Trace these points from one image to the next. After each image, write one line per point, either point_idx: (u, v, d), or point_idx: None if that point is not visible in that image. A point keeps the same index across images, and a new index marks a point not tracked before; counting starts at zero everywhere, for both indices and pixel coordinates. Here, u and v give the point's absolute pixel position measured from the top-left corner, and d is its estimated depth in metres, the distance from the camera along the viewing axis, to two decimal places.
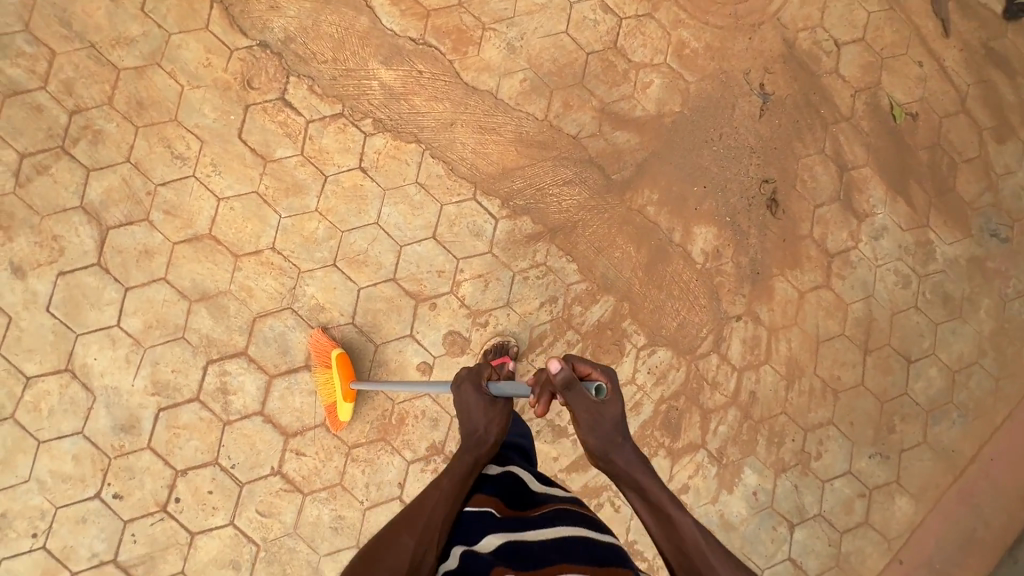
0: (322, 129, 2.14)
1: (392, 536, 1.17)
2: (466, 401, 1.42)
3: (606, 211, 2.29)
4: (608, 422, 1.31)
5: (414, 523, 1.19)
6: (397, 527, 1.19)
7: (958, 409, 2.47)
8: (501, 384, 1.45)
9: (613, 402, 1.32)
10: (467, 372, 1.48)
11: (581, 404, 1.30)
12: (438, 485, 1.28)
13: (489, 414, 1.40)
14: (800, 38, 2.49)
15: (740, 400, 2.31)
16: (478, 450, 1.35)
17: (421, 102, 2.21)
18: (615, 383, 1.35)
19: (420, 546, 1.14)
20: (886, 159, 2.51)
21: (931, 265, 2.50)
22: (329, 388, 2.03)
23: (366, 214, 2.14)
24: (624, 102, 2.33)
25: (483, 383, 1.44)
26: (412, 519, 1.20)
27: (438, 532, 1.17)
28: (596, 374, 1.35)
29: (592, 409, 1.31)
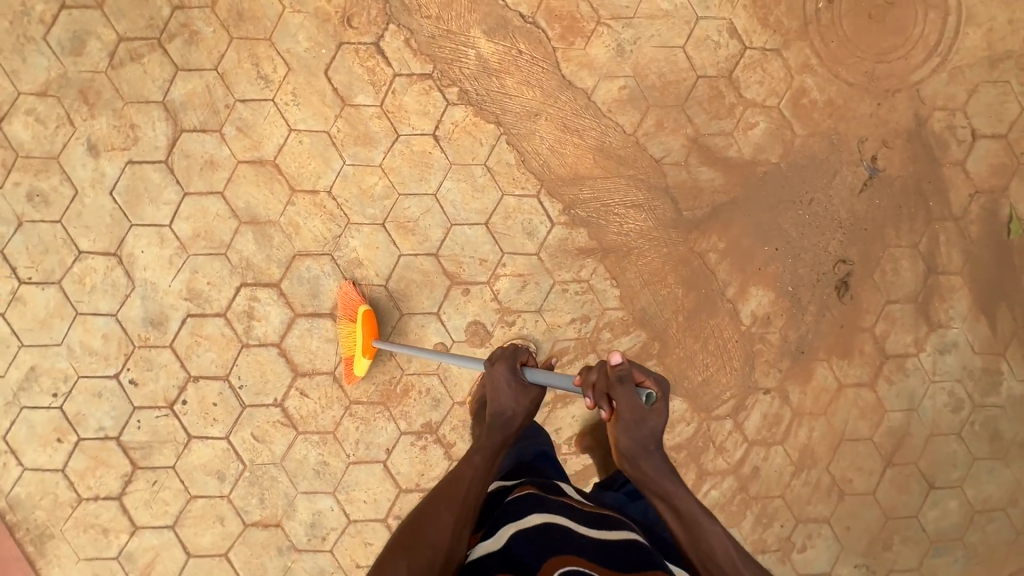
0: (408, 85, 2.09)
1: (433, 506, 1.30)
2: (498, 382, 1.53)
3: (667, 246, 2.18)
4: (651, 426, 1.37)
5: (453, 498, 1.32)
6: (435, 500, 1.32)
7: (966, 549, 2.33)
8: (540, 371, 1.54)
9: (659, 411, 1.38)
10: (507, 353, 1.58)
11: (629, 404, 1.36)
12: (469, 463, 1.42)
13: (519, 397, 1.52)
14: (934, 117, 2.25)
15: (740, 472, 2.24)
16: (506, 431, 1.49)
17: (512, 84, 2.12)
18: (664, 393, 1.41)
19: (457, 524, 1.26)
20: (984, 272, 2.29)
21: (991, 396, 2.32)
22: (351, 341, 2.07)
23: (427, 183, 2.11)
24: (720, 137, 2.18)
25: (518, 366, 1.52)
26: (449, 497, 1.33)
27: (470, 505, 1.31)
28: (649, 382, 1.40)
29: (637, 412, 1.36)
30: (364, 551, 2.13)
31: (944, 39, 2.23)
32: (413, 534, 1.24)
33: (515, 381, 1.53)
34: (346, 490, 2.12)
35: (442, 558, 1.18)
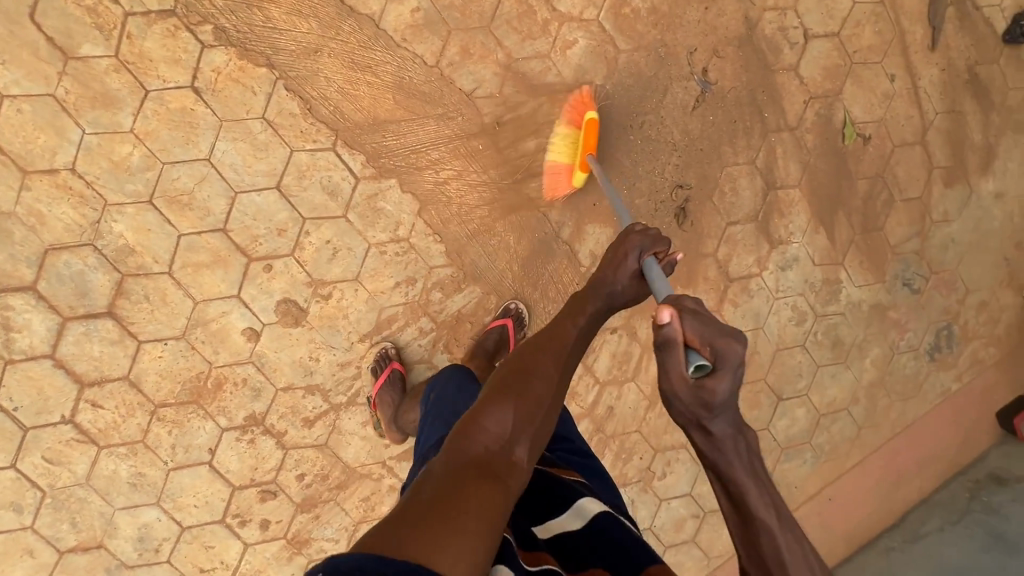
0: (146, 26, 1.71)
1: (527, 355, 1.08)
2: (624, 257, 1.21)
3: (493, 191, 2.00)
4: (694, 409, 0.88)
5: (560, 351, 1.10)
6: (539, 345, 1.10)
7: (813, 450, 2.47)
8: (657, 266, 1.17)
9: (714, 395, 0.86)
10: (625, 238, 1.23)
11: (663, 375, 0.88)
12: (574, 318, 1.16)
13: (629, 281, 1.21)
14: (765, 20, 2.12)
15: (595, 413, 2.22)
16: (607, 306, 1.20)
17: (280, 15, 1.78)
18: (736, 370, 0.85)
19: (561, 377, 1.08)
20: (820, 182, 2.26)
21: (832, 305, 2.37)
22: (570, 150, 1.99)
23: (196, 147, 1.79)
24: (537, 60, 1.96)
25: (644, 256, 1.20)
26: (557, 346, 1.11)
27: (568, 375, 1.11)
28: (706, 348, 0.86)
29: (683, 387, 0.87)
30: (205, 555, 2.00)
31: None
32: (514, 379, 1.03)
33: (633, 266, 1.21)
34: (172, 498, 1.95)
35: (540, 423, 1.01)
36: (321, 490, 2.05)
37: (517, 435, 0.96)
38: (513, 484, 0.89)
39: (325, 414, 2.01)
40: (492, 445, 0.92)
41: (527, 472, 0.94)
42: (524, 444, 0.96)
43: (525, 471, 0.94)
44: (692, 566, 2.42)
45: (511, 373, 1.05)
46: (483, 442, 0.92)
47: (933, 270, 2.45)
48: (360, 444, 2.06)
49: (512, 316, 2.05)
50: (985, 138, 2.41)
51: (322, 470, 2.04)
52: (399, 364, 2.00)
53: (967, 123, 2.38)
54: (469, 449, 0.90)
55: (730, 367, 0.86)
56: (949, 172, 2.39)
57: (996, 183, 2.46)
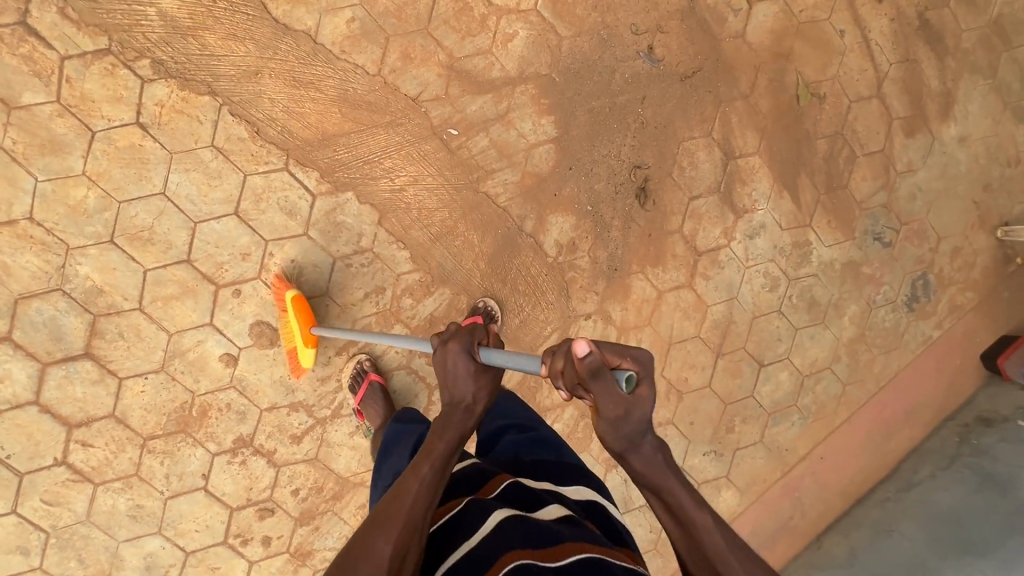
0: (84, 68, 1.71)
1: (366, 529, 1.00)
2: (451, 366, 1.10)
3: (451, 193, 2.02)
4: (639, 422, 0.95)
5: (396, 521, 0.99)
6: (376, 517, 1.01)
7: (800, 412, 2.50)
8: (500, 354, 1.12)
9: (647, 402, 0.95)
10: (444, 344, 1.12)
11: (604, 400, 0.92)
12: (418, 471, 1.06)
13: (476, 381, 1.11)
14: None
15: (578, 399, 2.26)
16: (461, 432, 1.09)
17: (215, 41, 1.78)
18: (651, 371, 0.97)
19: (399, 547, 0.96)
20: (779, 147, 2.27)
21: (804, 268, 2.38)
22: (291, 331, 1.89)
23: (150, 183, 1.81)
24: (479, 57, 1.96)
25: (476, 349, 1.13)
26: (387, 515, 1.00)
27: (419, 532, 1.00)
28: (625, 360, 0.95)
29: (620, 405, 0.93)
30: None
31: None
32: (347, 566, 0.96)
33: (471, 366, 1.10)
34: (173, 525, 2.00)
35: None
36: (317, 503, 2.10)
37: None
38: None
39: (312, 428, 2.05)
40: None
41: None
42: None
43: None
44: None
45: (349, 558, 0.97)
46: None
47: (903, 222, 2.46)
48: (350, 454, 2.10)
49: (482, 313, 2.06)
50: (942, 84, 2.40)
51: (316, 483, 2.09)
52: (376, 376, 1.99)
53: (923, 70, 2.37)
54: None
55: (647, 371, 0.96)
56: (909, 122, 2.38)
57: (959, 127, 2.45)
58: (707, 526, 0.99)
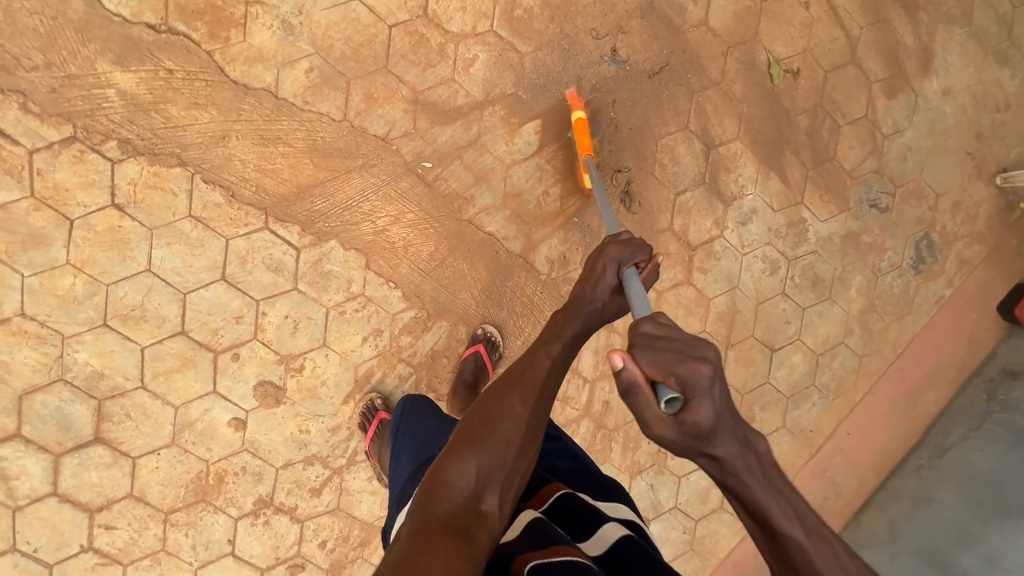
0: (53, 158, 1.72)
1: (501, 391, 1.10)
2: (602, 271, 1.24)
3: (435, 226, 2.00)
4: (684, 441, 0.86)
5: (530, 388, 1.11)
6: (509, 383, 1.12)
7: (820, 391, 2.45)
8: (636, 278, 1.20)
9: (700, 420, 0.83)
10: (608, 253, 1.25)
11: (646, 417, 0.87)
12: (547, 350, 1.17)
13: (613, 297, 1.25)
14: None
15: (593, 411, 2.24)
16: (586, 325, 1.22)
17: (179, 112, 1.78)
18: (708, 387, 0.83)
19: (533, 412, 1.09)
20: (759, 129, 2.23)
21: (802, 246, 2.34)
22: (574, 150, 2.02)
23: (134, 261, 1.81)
24: (443, 87, 1.94)
25: (624, 265, 1.24)
26: (521, 382, 1.12)
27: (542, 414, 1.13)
28: (670, 379, 0.85)
29: (663, 424, 0.86)
30: None
31: None
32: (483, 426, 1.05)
33: (614, 280, 1.24)
34: None
35: (510, 468, 1.03)
36: (345, 553, 2.10)
37: (485, 486, 0.98)
38: (482, 534, 0.90)
39: (329, 479, 2.04)
40: (458, 498, 0.95)
41: (500, 521, 0.96)
42: (493, 492, 0.98)
43: (498, 522, 0.95)
44: (727, 531, 2.44)
45: (481, 416, 1.07)
46: (449, 499, 0.95)
47: (897, 185, 2.41)
48: (372, 499, 2.10)
49: (484, 340, 2.05)
50: (918, 40, 2.34)
51: (342, 532, 2.08)
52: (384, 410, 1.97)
53: (896, 30, 2.32)
54: (435, 512, 0.93)
55: (700, 390, 0.83)
56: (890, 84, 2.33)
57: (942, 81, 2.39)
58: (803, 544, 0.88)
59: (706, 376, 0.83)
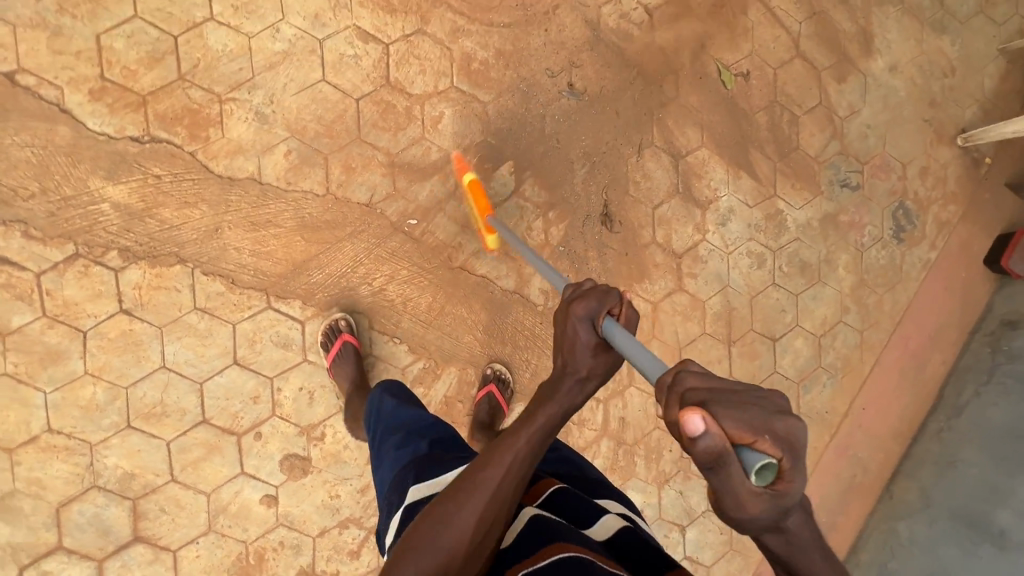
0: (59, 277, 1.80)
1: (451, 492, 0.98)
2: (576, 330, 1.07)
3: (429, 277, 2.08)
4: (769, 515, 0.75)
5: (486, 490, 0.97)
6: (464, 480, 0.99)
7: (828, 372, 2.49)
8: (619, 330, 1.03)
9: (785, 488, 0.73)
10: (587, 309, 1.07)
11: (727, 486, 0.73)
12: (512, 444, 1.00)
13: (596, 355, 1.08)
14: (603, 15, 2.18)
15: (611, 429, 2.28)
16: (564, 405, 1.05)
17: (171, 213, 1.87)
18: (801, 448, 0.72)
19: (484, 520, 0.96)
20: (721, 133, 2.32)
21: (784, 236, 2.42)
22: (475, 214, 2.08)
23: (149, 360, 1.88)
24: (415, 147, 2.04)
25: (602, 318, 1.07)
26: (478, 479, 0.98)
27: (503, 511, 0.99)
28: (764, 443, 0.70)
29: (751, 492, 0.73)
30: None
31: None
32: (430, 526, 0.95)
33: (591, 337, 1.07)
34: None
35: None
36: None
37: None
38: None
39: (366, 540, 2.08)
40: None
41: None
42: None
43: None
44: None
45: (429, 519, 0.96)
46: None
47: (863, 162, 2.49)
48: None
49: (494, 380, 2.11)
50: (855, 24, 2.45)
51: None
52: (346, 334, 1.95)
53: (833, 18, 2.43)
54: None
55: (795, 455, 0.72)
56: (837, 69, 2.43)
57: (886, 58, 2.49)
58: None
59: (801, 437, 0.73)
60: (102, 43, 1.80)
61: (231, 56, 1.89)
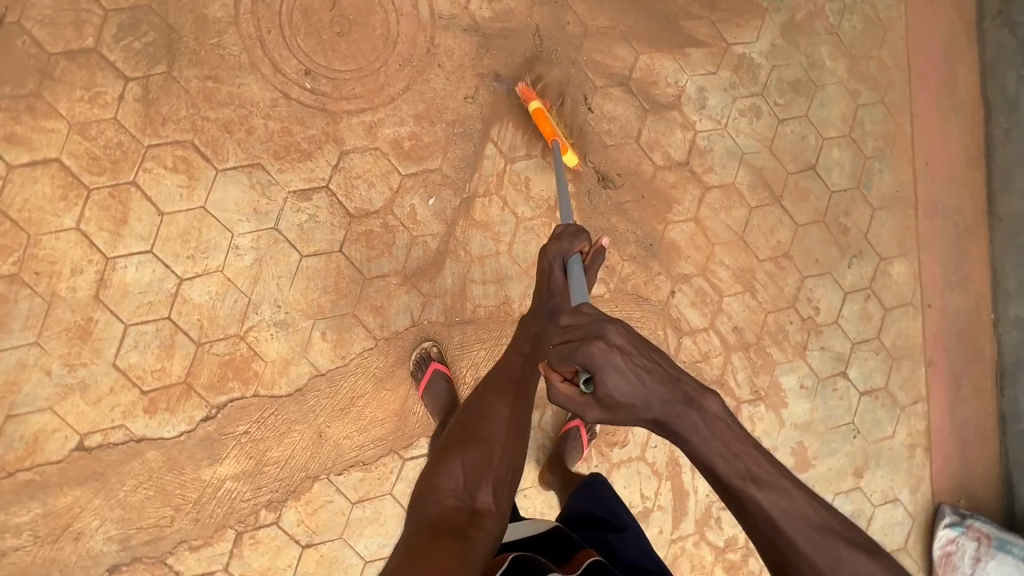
0: (241, 559, 1.92)
1: (483, 399, 1.50)
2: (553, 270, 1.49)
3: (505, 341, 2.12)
4: (611, 413, 0.98)
5: (505, 392, 1.50)
6: (488, 392, 1.51)
7: (876, 159, 2.46)
8: (576, 264, 1.42)
9: (609, 393, 0.95)
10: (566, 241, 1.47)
11: (574, 404, 1.03)
12: (515, 352, 1.60)
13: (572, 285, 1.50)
14: (476, 11, 2.06)
15: (733, 342, 2.33)
16: None
17: (279, 450, 1.95)
18: (604, 360, 0.94)
19: (508, 408, 1.46)
20: (647, 31, 2.21)
21: (761, 74, 2.32)
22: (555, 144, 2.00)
23: (353, 567, 2.00)
24: (415, 249, 2.04)
25: (568, 255, 1.46)
26: (498, 390, 1.51)
27: (522, 410, 1.48)
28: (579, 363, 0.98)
29: (585, 403, 1.01)
30: None
31: None
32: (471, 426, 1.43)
33: (564, 275, 1.48)
34: None
35: (494, 461, 1.36)
36: None
37: (476, 481, 1.31)
38: (478, 517, 1.22)
39: None
40: (451, 494, 1.28)
41: (494, 505, 1.27)
42: (484, 484, 1.31)
43: (490, 506, 1.27)
44: (906, 321, 2.51)
45: (470, 420, 1.45)
46: (444, 496, 1.27)
47: None
48: None
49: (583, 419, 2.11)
50: None
51: None
52: (438, 360, 2.00)
53: None
54: (435, 509, 1.24)
55: (605, 361, 0.94)
56: None
57: None
58: (757, 497, 0.96)
59: (601, 354, 0.94)
60: (121, 367, 1.84)
61: (220, 296, 1.90)
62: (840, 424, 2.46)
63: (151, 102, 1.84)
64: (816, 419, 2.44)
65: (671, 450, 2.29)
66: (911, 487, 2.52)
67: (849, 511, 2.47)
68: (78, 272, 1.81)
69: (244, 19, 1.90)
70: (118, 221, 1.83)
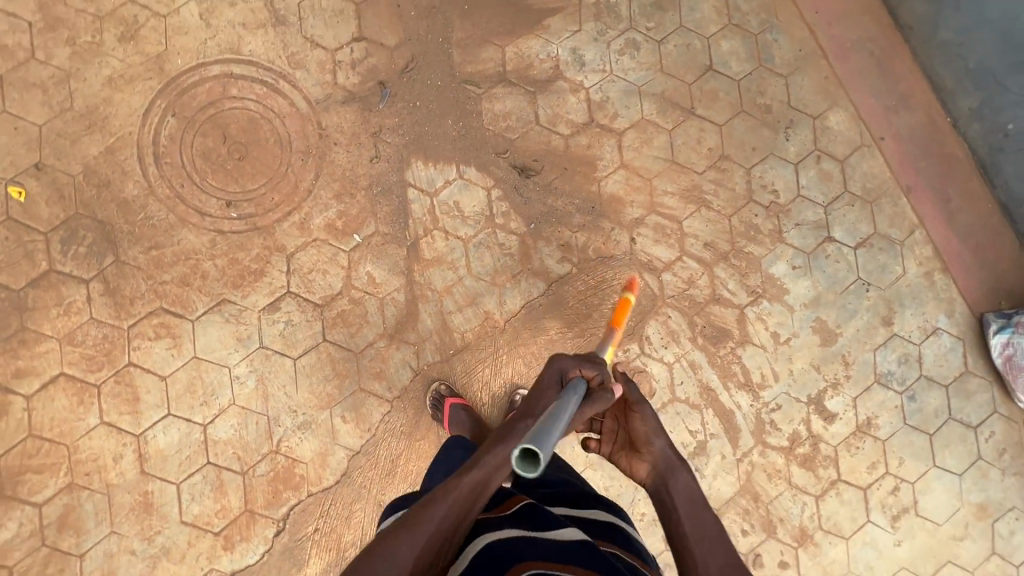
0: None
1: (397, 529, 1.09)
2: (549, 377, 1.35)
3: (502, 352, 2.22)
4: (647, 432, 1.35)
5: (428, 533, 1.08)
6: (408, 520, 1.10)
7: (765, 32, 2.47)
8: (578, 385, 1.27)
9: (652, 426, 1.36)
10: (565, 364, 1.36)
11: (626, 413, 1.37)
12: (461, 480, 1.17)
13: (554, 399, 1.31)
14: (346, 82, 2.20)
15: (710, 258, 2.37)
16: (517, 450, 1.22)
17: (349, 532, 2.09)
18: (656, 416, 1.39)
19: (428, 554, 1.07)
20: (501, 23, 2.30)
21: (622, 9, 2.38)
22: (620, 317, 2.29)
23: None
24: (387, 308, 2.17)
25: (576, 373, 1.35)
26: (420, 520, 1.09)
27: (444, 554, 1.10)
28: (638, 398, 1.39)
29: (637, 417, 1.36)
30: None
31: (266, 80, 2.16)
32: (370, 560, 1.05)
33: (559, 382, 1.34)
34: None
35: None
36: (760, 511, 2.32)
37: None
38: None
39: None
40: None
41: None
42: None
43: None
44: (866, 163, 2.50)
45: (375, 553, 1.06)
46: None
47: None
48: (721, 477, 2.31)
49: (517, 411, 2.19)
50: None
51: (740, 510, 2.31)
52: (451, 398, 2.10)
53: None
54: None
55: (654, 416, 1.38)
56: None
57: None
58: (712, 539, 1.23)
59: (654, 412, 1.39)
60: (189, 520, 2.02)
61: (242, 425, 2.07)
62: (848, 285, 2.45)
63: (114, 290, 2.03)
64: (823, 290, 2.44)
65: (699, 379, 2.33)
66: (946, 312, 2.49)
67: (895, 361, 2.45)
68: (120, 457, 2.01)
69: (157, 185, 2.08)
70: (132, 401, 2.02)
